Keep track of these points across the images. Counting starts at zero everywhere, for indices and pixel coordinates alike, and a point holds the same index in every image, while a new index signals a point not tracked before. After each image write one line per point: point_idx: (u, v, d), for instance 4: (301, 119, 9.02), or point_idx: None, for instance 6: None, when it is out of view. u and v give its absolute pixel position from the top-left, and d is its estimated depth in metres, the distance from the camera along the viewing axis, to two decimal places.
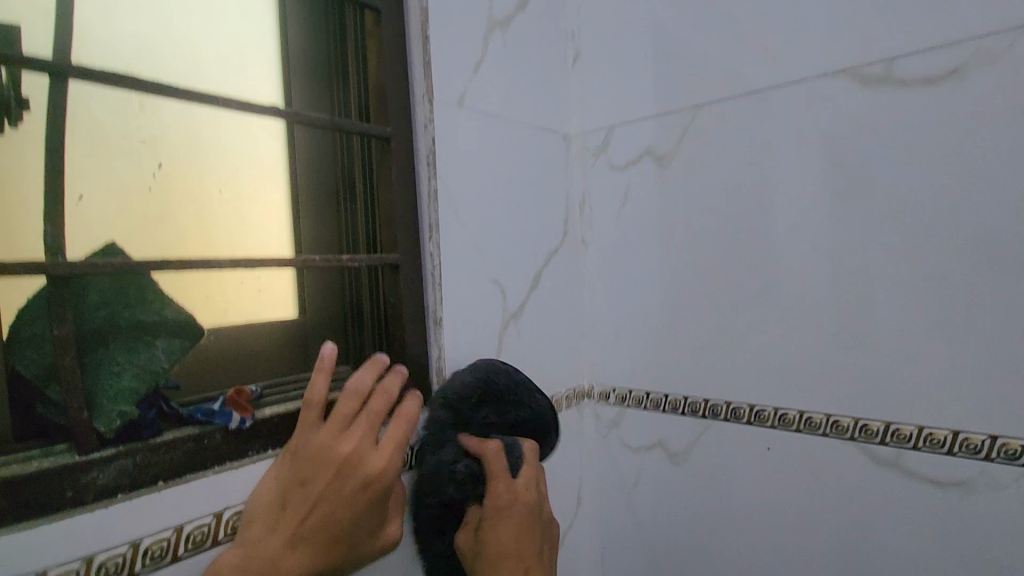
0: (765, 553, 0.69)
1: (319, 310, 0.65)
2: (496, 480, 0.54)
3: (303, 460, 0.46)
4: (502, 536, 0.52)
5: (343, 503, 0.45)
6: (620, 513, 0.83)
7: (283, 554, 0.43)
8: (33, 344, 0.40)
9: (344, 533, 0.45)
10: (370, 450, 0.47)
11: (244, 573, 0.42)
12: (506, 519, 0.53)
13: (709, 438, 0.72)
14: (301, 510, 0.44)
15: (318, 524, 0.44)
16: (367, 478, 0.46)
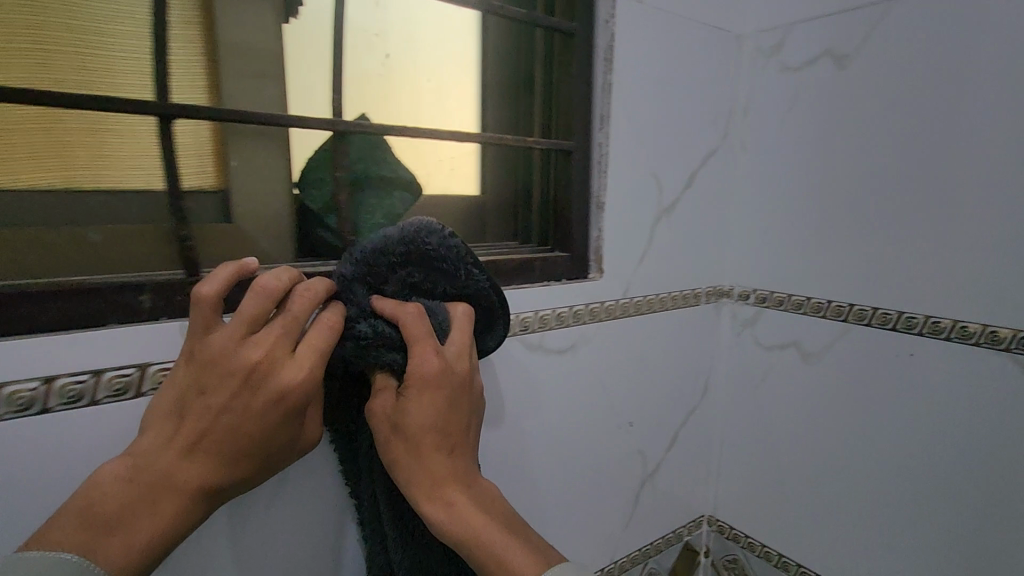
0: (896, 455, 0.72)
1: (497, 189, 0.77)
2: (416, 346, 0.42)
3: (202, 366, 0.37)
4: (420, 414, 0.41)
5: (253, 417, 0.37)
6: (745, 407, 0.88)
7: (177, 468, 0.36)
8: (317, 183, 0.54)
9: (255, 449, 0.38)
10: (288, 360, 0.38)
11: (129, 489, 0.34)
12: (425, 392, 0.41)
13: (849, 341, 0.75)
14: (199, 421, 0.36)
15: (223, 437, 0.36)
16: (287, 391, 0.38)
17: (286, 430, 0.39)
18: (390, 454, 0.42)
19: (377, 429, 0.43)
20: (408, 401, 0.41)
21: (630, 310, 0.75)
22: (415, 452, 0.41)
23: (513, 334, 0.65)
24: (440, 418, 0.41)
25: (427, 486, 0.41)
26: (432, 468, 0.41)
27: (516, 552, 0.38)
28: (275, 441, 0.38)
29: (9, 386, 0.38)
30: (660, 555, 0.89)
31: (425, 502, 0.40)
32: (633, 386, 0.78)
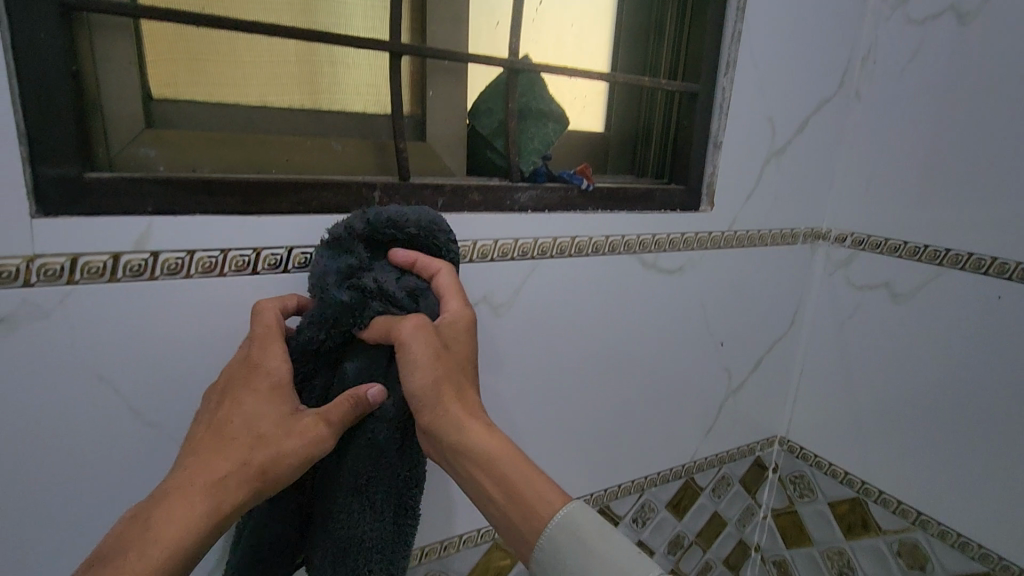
0: (972, 387, 0.79)
1: (620, 126, 0.87)
2: (456, 298, 0.50)
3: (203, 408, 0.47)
4: (463, 350, 0.49)
5: (226, 404, 0.44)
6: (827, 341, 0.95)
7: (180, 474, 0.41)
8: (488, 113, 0.67)
9: (237, 429, 0.43)
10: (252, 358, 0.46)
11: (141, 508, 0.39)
12: (464, 333, 0.49)
13: (940, 284, 0.81)
14: (198, 434, 0.43)
15: (209, 433, 0.43)
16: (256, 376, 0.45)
17: (261, 406, 0.44)
18: (422, 375, 0.46)
19: (426, 362, 0.46)
20: (453, 340, 0.48)
21: (732, 242, 0.84)
22: (454, 380, 0.47)
23: (633, 252, 0.76)
24: (472, 355, 0.50)
25: (466, 408, 0.47)
26: (467, 395, 0.48)
27: (541, 475, 0.45)
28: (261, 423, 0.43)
29: (295, 247, 0.54)
30: (734, 464, 1.00)
31: (466, 420, 0.46)
32: (727, 310, 0.88)
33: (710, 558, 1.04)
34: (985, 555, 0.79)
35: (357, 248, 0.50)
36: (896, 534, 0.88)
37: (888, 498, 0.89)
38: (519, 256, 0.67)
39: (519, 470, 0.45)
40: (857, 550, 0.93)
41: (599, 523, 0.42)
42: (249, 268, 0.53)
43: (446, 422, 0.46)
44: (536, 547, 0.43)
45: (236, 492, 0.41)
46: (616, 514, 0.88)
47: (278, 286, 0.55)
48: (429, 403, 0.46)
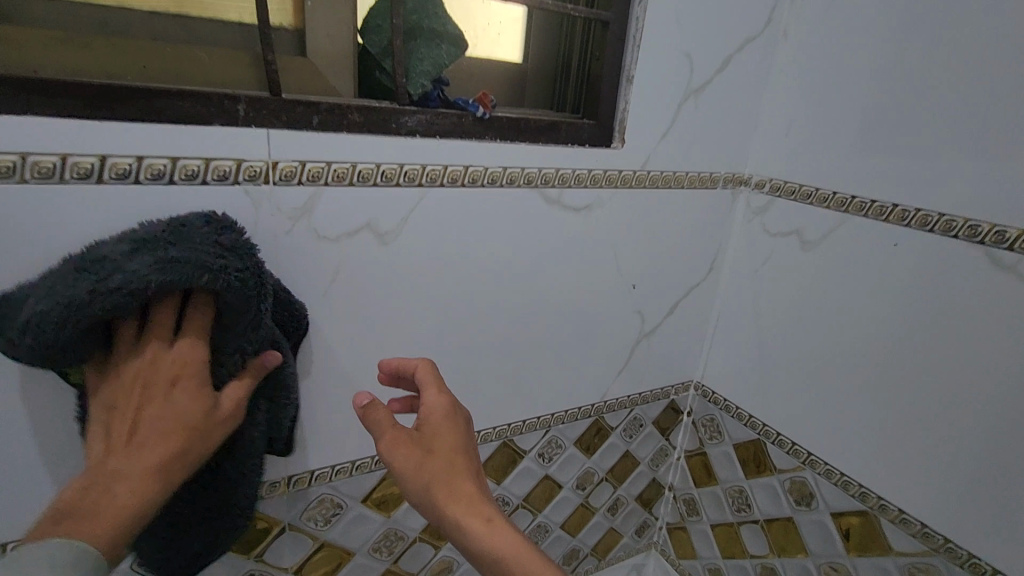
0: (864, 332, 0.79)
1: (537, 57, 0.84)
2: (431, 392, 0.58)
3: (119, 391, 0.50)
4: (445, 440, 0.55)
5: (158, 401, 0.50)
6: (742, 288, 0.96)
7: (131, 462, 0.48)
8: (375, 30, 0.64)
9: (179, 424, 0.50)
10: (156, 355, 0.51)
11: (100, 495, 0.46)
12: (444, 424, 0.56)
13: (845, 231, 0.80)
14: (129, 423, 0.49)
15: (147, 425, 0.49)
16: (162, 373, 0.51)
17: (192, 403, 0.51)
18: (416, 482, 0.52)
19: (410, 460, 0.53)
20: (432, 435, 0.55)
21: (645, 183, 0.83)
22: (444, 478, 0.52)
23: (535, 186, 0.74)
24: (461, 446, 0.55)
25: (462, 505, 0.51)
26: (460, 487, 0.52)
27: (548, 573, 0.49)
28: (185, 417, 0.51)
29: (146, 156, 0.52)
30: (646, 406, 1.02)
31: (463, 522, 0.51)
32: (640, 251, 0.88)
33: (621, 496, 1.08)
34: (865, 494, 0.81)
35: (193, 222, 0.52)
36: (788, 473, 0.90)
37: (784, 439, 0.91)
38: (406, 183, 0.65)
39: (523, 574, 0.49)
40: (754, 487, 0.96)
41: None
42: (94, 177, 0.51)
43: (446, 526, 0.51)
44: None
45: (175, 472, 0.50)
46: (520, 448, 0.90)
47: (129, 198, 0.53)
48: (426, 506, 0.52)
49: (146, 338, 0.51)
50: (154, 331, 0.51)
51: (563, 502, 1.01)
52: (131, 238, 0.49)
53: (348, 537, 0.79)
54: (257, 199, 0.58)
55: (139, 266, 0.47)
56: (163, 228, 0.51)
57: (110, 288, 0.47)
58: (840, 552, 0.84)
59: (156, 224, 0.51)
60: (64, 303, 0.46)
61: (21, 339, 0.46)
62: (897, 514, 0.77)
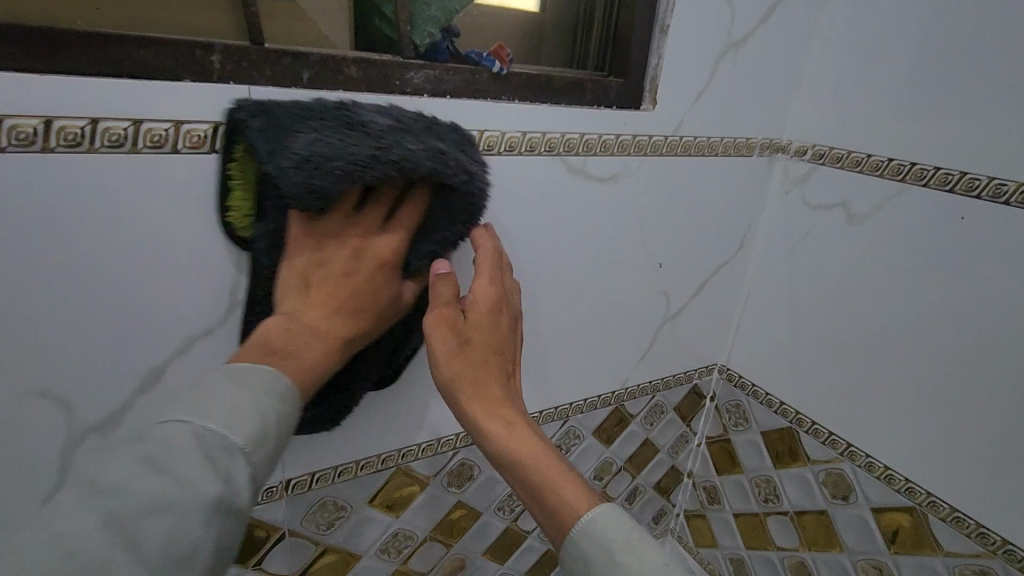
0: (919, 315, 0.71)
1: (556, 9, 0.75)
2: (480, 278, 0.54)
3: (320, 246, 0.49)
4: (487, 330, 0.52)
5: (360, 274, 0.50)
6: (775, 266, 0.88)
7: (322, 320, 0.48)
8: None
9: (370, 299, 0.51)
10: (371, 228, 0.50)
11: (292, 341, 0.46)
12: (484, 313, 0.53)
13: (899, 203, 0.72)
14: (325, 281, 0.49)
15: (343, 289, 0.49)
16: (375, 249, 0.50)
17: (389, 286, 0.52)
18: (446, 368, 0.50)
19: (447, 339, 0.51)
20: (473, 322, 0.52)
21: (676, 149, 0.74)
22: (477, 369, 0.50)
23: (556, 154, 0.65)
24: (498, 342, 0.52)
25: (484, 405, 0.49)
26: (487, 389, 0.50)
27: (568, 483, 0.46)
28: (379, 296, 0.51)
29: (102, 119, 0.43)
30: (668, 392, 0.95)
31: (483, 417, 0.49)
32: (668, 227, 0.80)
33: (639, 484, 1.03)
34: (911, 490, 0.74)
35: (443, 125, 0.51)
36: (824, 464, 0.84)
37: (819, 428, 0.84)
38: None
39: (542, 476, 0.46)
40: (784, 478, 0.90)
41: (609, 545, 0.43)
42: (37, 144, 0.42)
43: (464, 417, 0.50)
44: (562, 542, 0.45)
45: (354, 343, 0.51)
46: None
47: (80, 169, 0.44)
48: (451, 396, 0.50)
49: (371, 209, 0.50)
50: (382, 205, 0.50)
51: None
52: (396, 117, 0.48)
53: (354, 541, 0.73)
54: None
55: (417, 146, 0.46)
56: (416, 118, 0.49)
57: (388, 159, 0.45)
58: (880, 549, 0.79)
59: (410, 111, 0.50)
60: (349, 157, 0.44)
61: (283, 166, 0.43)
62: (949, 513, 0.71)
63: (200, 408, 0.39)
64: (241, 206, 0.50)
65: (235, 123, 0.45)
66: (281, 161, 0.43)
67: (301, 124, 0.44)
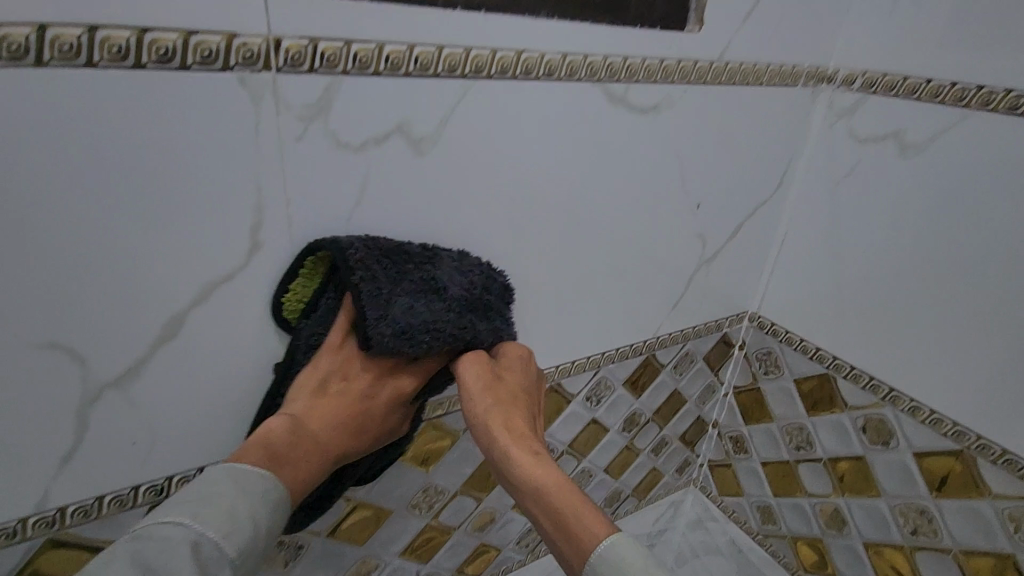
0: (978, 251, 0.68)
1: None
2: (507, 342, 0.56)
3: (347, 366, 0.52)
4: (515, 377, 0.54)
5: (379, 400, 0.53)
6: (815, 205, 0.83)
7: (325, 434, 0.51)
8: None
9: (373, 424, 0.53)
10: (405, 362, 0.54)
11: (284, 453, 0.48)
12: (512, 367, 0.54)
13: (961, 132, 0.67)
14: (344, 397, 0.52)
15: (356, 413, 0.52)
16: (404, 382, 0.54)
17: (395, 417, 0.55)
18: (476, 404, 0.51)
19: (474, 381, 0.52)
20: (506, 373, 0.54)
21: (722, 77, 0.69)
22: (506, 405, 0.51)
23: (597, 81, 0.60)
24: (525, 386, 0.54)
25: (514, 434, 0.49)
26: (515, 419, 0.50)
27: (590, 506, 0.46)
28: (385, 422, 0.54)
29: (101, 28, 0.38)
30: (699, 341, 0.92)
31: (516, 445, 0.49)
32: (708, 164, 0.75)
33: (666, 436, 1.01)
34: (960, 433, 0.72)
35: (497, 279, 0.56)
36: (864, 410, 0.82)
37: (859, 374, 0.81)
38: (446, 73, 0.51)
39: (570, 502, 0.46)
40: (818, 425, 0.88)
41: (641, 559, 0.43)
42: (29, 58, 0.37)
43: (495, 442, 0.49)
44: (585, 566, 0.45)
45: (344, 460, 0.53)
46: (568, 391, 0.80)
47: (81, 85, 0.39)
48: (479, 430, 0.51)
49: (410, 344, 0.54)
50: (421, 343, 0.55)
51: (609, 445, 0.93)
52: (459, 273, 0.54)
53: (385, 496, 0.71)
54: (258, 92, 0.44)
55: (485, 327, 0.54)
56: (480, 271, 0.55)
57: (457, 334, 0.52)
58: (921, 493, 0.78)
59: (473, 262, 0.56)
60: (430, 327, 0.50)
61: (380, 331, 0.49)
62: (1000, 455, 0.69)
63: (203, 509, 0.42)
64: (299, 292, 0.52)
65: (330, 245, 0.49)
66: (380, 324, 0.49)
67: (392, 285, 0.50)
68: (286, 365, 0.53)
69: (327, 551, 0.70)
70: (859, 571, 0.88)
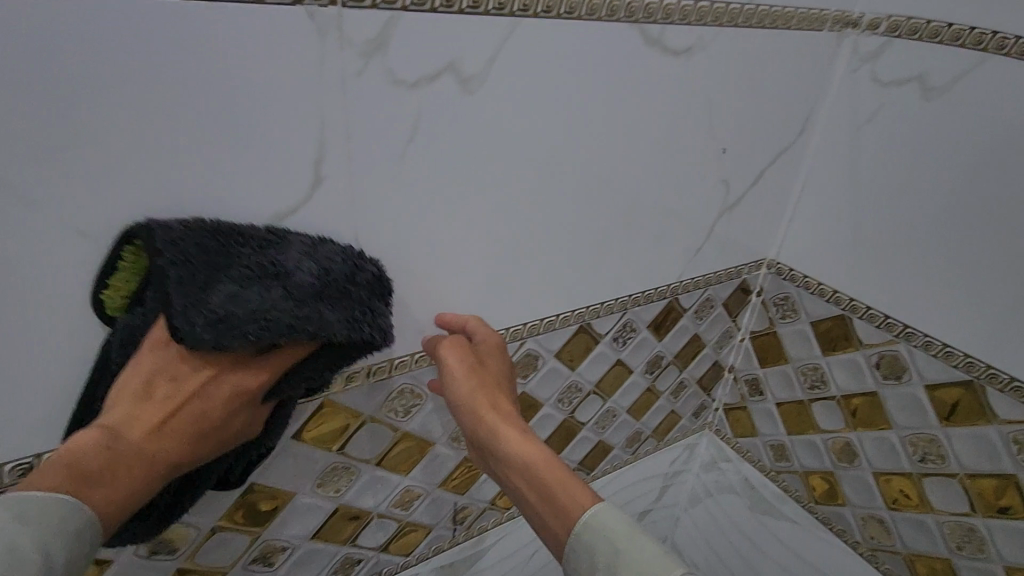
0: (993, 190, 0.71)
1: None
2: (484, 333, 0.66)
3: (176, 370, 0.47)
4: (495, 370, 0.65)
5: (215, 405, 0.48)
6: (837, 150, 0.85)
7: (149, 443, 0.46)
8: None
9: (214, 428, 0.49)
10: (243, 359, 0.49)
11: (90, 468, 0.43)
12: (491, 358, 0.66)
13: (980, 74, 0.69)
14: (172, 403, 0.47)
15: (191, 418, 0.48)
16: (242, 382, 0.49)
17: (239, 419, 0.51)
18: (464, 387, 0.63)
19: (457, 373, 0.63)
20: (487, 365, 0.65)
21: (752, 21, 0.70)
22: (489, 396, 0.63)
23: (636, 22, 0.62)
24: (502, 377, 0.65)
25: (502, 420, 0.61)
26: (501, 406, 0.63)
27: (570, 481, 0.57)
28: (226, 424, 0.50)
29: None
30: (719, 286, 0.95)
31: (504, 429, 0.60)
32: (735, 107, 0.77)
33: (685, 379, 1.05)
34: (971, 364, 0.77)
35: (364, 264, 0.53)
36: (878, 348, 0.86)
37: (875, 313, 0.85)
38: (495, 12, 0.53)
39: (552, 475, 0.57)
40: (833, 364, 0.92)
41: (621, 522, 0.53)
42: None
43: (486, 429, 0.61)
44: (564, 535, 0.55)
45: (179, 468, 0.48)
46: (597, 332, 0.84)
47: (171, 20, 0.42)
48: (471, 418, 0.62)
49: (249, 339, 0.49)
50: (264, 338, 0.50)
51: (632, 386, 0.97)
52: (302, 260, 0.49)
53: (426, 427, 0.76)
54: (324, 28, 0.47)
55: (336, 318, 0.48)
56: (344, 259, 0.51)
57: (300, 328, 0.47)
58: (931, 422, 0.82)
59: (331, 251, 0.51)
60: (263, 319, 0.46)
61: (193, 321, 0.44)
62: (1007, 382, 0.74)
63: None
64: (121, 285, 0.47)
65: (143, 230, 0.45)
66: (191, 313, 0.44)
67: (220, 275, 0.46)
68: (103, 362, 0.48)
69: (375, 477, 0.75)
70: (867, 500, 0.94)
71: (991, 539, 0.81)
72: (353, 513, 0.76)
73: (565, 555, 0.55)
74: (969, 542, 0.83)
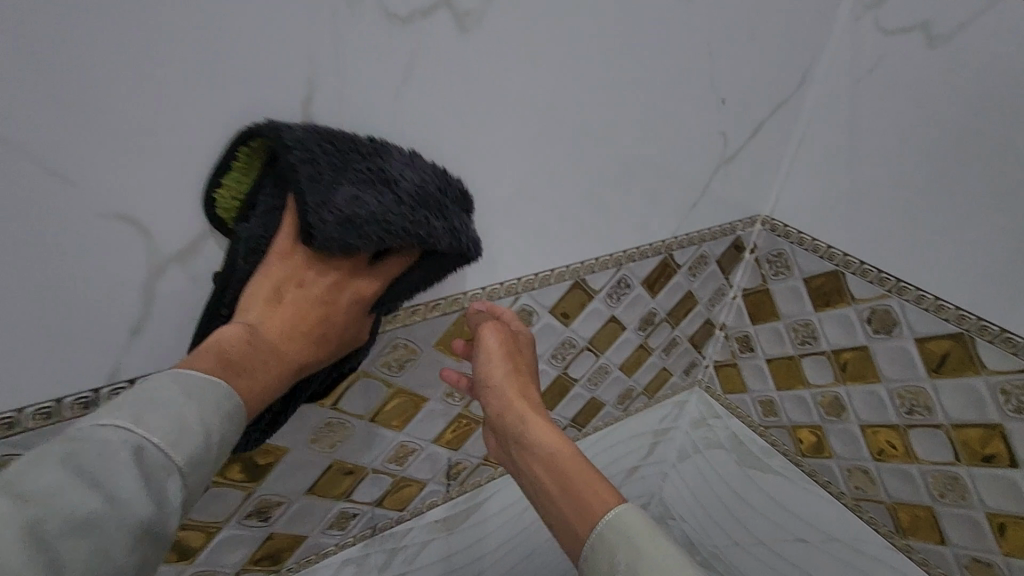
0: (992, 141, 0.69)
1: None
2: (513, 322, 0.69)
3: (296, 275, 0.49)
4: (526, 361, 0.68)
5: (337, 310, 0.51)
6: (836, 102, 0.84)
7: (282, 343, 0.48)
8: None
9: (332, 332, 0.51)
10: (353, 265, 0.50)
11: (233, 360, 0.45)
12: (523, 349, 0.69)
13: (986, 20, 0.66)
14: (296, 305, 0.49)
15: (315, 322, 0.50)
16: (354, 288, 0.51)
17: (353, 326, 0.53)
18: (496, 368, 0.65)
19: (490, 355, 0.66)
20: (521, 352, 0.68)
21: None
22: (517, 381, 0.65)
23: None
24: (529, 368, 0.68)
25: (528, 405, 0.63)
26: (529, 394, 0.64)
27: (591, 477, 0.56)
28: (342, 329, 0.52)
29: None
30: (713, 243, 0.94)
31: (528, 412, 0.62)
32: (736, 55, 0.75)
33: (677, 336, 1.05)
34: (962, 317, 0.77)
35: (453, 177, 0.54)
36: (870, 303, 0.86)
37: (868, 269, 0.85)
38: None
39: (572, 466, 0.57)
40: (825, 320, 0.93)
41: (636, 522, 0.52)
42: None
43: (512, 413, 0.62)
44: (582, 531, 0.54)
45: (303, 369, 0.50)
46: (591, 288, 0.83)
47: None
48: (500, 402, 0.64)
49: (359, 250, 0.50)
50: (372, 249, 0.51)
51: (625, 343, 0.97)
52: (409, 168, 0.50)
53: (420, 382, 0.75)
54: None
55: (443, 227, 0.49)
56: (437, 171, 0.52)
57: (416, 232, 0.47)
58: (920, 375, 0.84)
59: (430, 164, 0.52)
60: (383, 223, 0.46)
61: (322, 219, 0.44)
62: (997, 334, 0.75)
63: None
64: (234, 187, 0.48)
65: (267, 128, 0.45)
66: (323, 212, 0.45)
67: (338, 174, 0.46)
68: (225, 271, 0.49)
69: (369, 433, 0.75)
70: (853, 451, 0.96)
71: (972, 487, 0.82)
72: (348, 468, 0.76)
73: (584, 554, 0.54)
74: (951, 489, 0.85)
